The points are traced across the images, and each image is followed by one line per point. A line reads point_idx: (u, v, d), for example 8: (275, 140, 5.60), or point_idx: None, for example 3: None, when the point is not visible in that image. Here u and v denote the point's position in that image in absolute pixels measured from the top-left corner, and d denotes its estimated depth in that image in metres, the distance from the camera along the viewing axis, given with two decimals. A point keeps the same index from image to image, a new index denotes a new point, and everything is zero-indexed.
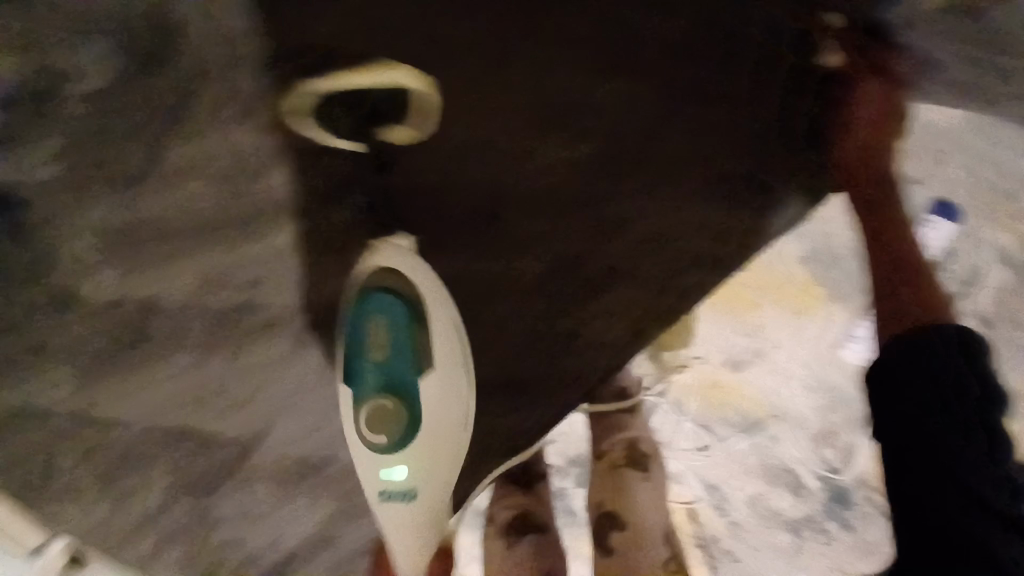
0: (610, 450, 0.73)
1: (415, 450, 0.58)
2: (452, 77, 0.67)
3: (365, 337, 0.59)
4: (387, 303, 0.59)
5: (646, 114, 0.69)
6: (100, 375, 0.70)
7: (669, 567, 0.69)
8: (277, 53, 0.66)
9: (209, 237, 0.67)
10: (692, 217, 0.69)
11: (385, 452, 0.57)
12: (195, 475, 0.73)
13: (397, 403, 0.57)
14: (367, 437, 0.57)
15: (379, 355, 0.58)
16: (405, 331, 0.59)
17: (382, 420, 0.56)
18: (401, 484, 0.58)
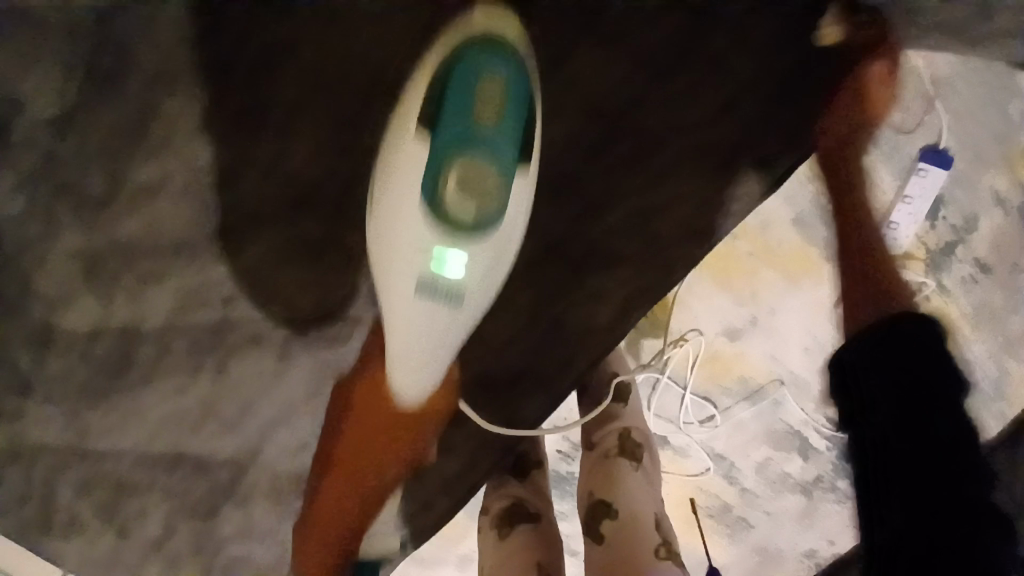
0: (603, 443, 0.83)
1: (478, 268, 0.53)
2: (405, 60, 0.61)
3: (475, 84, 0.51)
4: (495, 57, 0.52)
5: (620, 83, 0.63)
6: (91, 405, 0.68)
7: (661, 552, 0.72)
8: (214, 50, 0.60)
9: (179, 257, 0.63)
10: (676, 191, 0.65)
11: (455, 226, 0.51)
12: (196, 498, 0.72)
13: (489, 193, 0.51)
14: (446, 190, 0.51)
15: (486, 119, 0.51)
16: (517, 87, 0.52)
17: (468, 186, 0.51)
18: (450, 273, 0.52)
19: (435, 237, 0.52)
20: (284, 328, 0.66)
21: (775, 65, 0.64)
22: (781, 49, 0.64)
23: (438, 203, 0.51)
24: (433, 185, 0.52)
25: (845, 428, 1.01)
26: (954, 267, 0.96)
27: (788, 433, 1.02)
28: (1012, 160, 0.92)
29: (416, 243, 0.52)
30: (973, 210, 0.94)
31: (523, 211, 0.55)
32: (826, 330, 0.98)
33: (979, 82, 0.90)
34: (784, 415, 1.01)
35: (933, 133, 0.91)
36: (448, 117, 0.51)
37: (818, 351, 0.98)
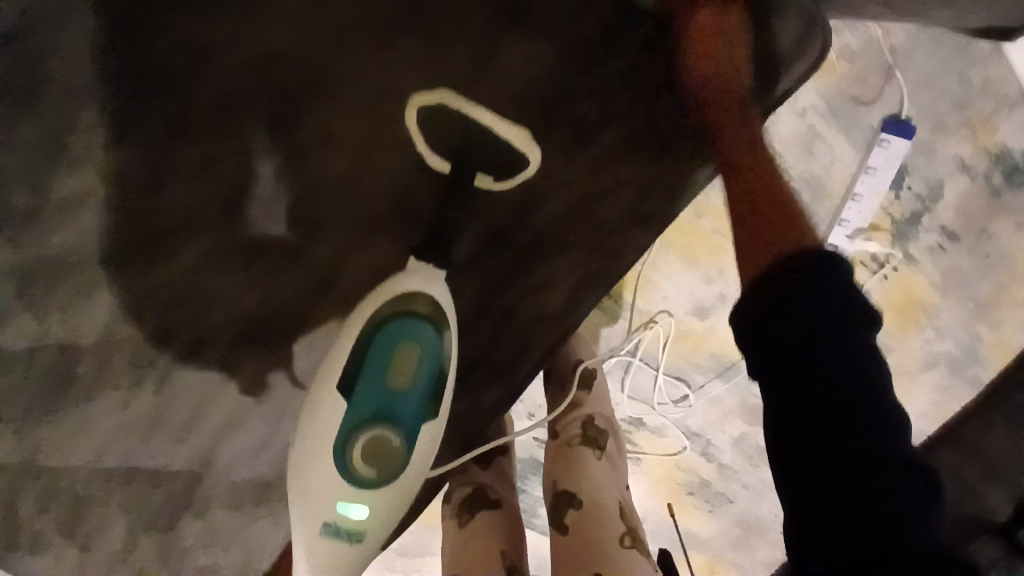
0: (567, 430, 0.85)
1: (376, 518, 0.54)
2: (329, 57, 0.60)
3: (387, 364, 0.54)
4: (407, 355, 0.54)
5: (550, 69, 0.62)
6: (37, 423, 0.67)
7: (625, 540, 0.73)
8: (127, 54, 0.58)
9: (111, 268, 0.62)
10: (615, 176, 0.64)
11: (363, 490, 0.53)
12: (155, 510, 0.71)
13: (393, 459, 0.53)
14: (357, 465, 0.53)
15: (398, 386, 0.54)
16: (424, 386, 0.54)
17: (378, 456, 0.53)
18: (353, 521, 0.54)
19: (343, 488, 0.53)
20: (228, 331, 0.65)
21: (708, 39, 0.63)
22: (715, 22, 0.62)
23: (349, 478, 0.53)
24: (344, 452, 0.53)
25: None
26: (921, 236, 0.95)
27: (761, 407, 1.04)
28: (974, 126, 0.91)
29: (323, 492, 0.53)
30: (938, 177, 0.93)
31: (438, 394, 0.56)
32: None
33: (938, 46, 0.88)
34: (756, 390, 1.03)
35: (893, 103, 0.90)
36: (366, 377, 0.54)
37: None
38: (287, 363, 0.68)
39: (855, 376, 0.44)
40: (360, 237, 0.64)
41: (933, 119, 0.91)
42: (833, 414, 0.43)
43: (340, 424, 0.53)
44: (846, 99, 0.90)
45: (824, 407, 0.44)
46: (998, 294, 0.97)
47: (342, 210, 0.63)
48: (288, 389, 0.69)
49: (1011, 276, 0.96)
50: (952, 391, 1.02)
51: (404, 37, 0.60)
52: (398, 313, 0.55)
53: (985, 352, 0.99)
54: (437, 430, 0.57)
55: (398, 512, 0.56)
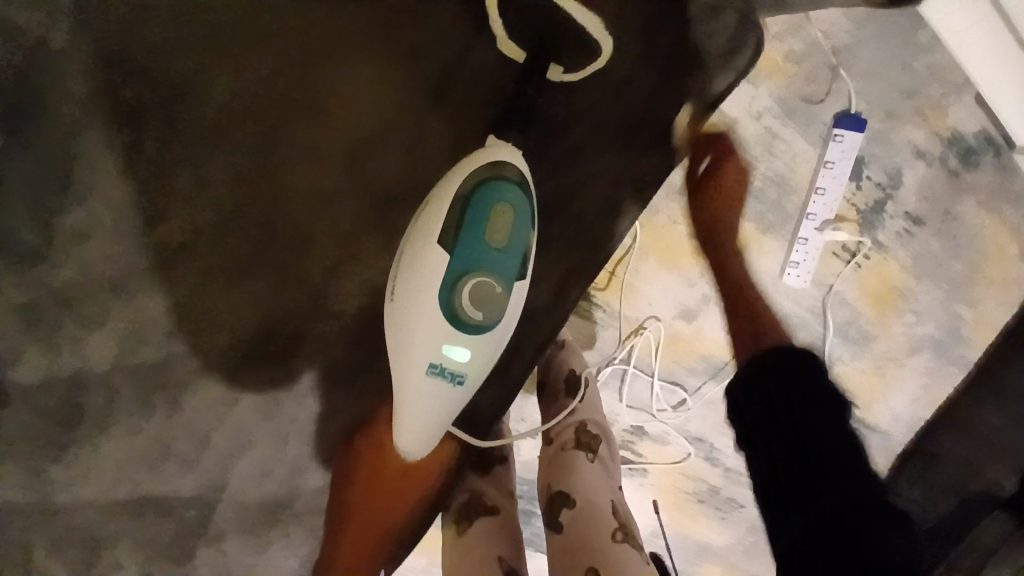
0: (561, 436, 0.86)
1: (476, 365, 0.60)
2: (314, 82, 0.65)
3: (489, 218, 0.59)
4: (506, 199, 0.60)
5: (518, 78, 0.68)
6: (48, 459, 0.68)
7: (617, 536, 0.76)
8: (125, 95, 0.62)
9: (118, 297, 0.65)
10: (588, 172, 0.69)
11: (466, 332, 0.59)
12: (168, 540, 0.73)
13: (497, 301, 0.59)
14: (463, 303, 0.58)
15: (497, 236, 0.59)
16: (521, 236, 0.61)
17: (482, 298, 0.59)
18: (457, 365, 0.59)
19: (449, 331, 0.58)
20: (230, 353, 0.68)
21: (660, 37, 0.68)
22: (661, 25, 0.68)
23: (454, 319, 0.58)
24: (450, 294, 0.58)
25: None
26: (887, 223, 1.03)
27: None
28: (925, 114, 1.01)
29: (430, 336, 0.58)
30: (897, 166, 1.02)
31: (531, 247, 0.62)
32: (779, 303, 1.04)
33: (879, 41, 0.98)
34: None
35: (844, 99, 0.98)
36: (468, 227, 0.59)
37: (774, 323, 1.03)
38: (290, 380, 0.70)
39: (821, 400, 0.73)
40: (349, 251, 0.68)
41: (886, 111, 1.00)
42: (841, 463, 0.67)
43: (446, 270, 0.58)
44: (801, 98, 0.98)
45: (813, 437, 0.70)
46: (970, 276, 1.07)
47: (328, 227, 0.67)
48: (295, 405, 0.71)
49: (979, 254, 1.06)
50: (940, 374, 1.09)
51: (378, 60, 0.66)
52: (495, 171, 0.60)
53: (969, 332, 1.08)
54: (527, 285, 0.63)
55: (492, 359, 0.62)
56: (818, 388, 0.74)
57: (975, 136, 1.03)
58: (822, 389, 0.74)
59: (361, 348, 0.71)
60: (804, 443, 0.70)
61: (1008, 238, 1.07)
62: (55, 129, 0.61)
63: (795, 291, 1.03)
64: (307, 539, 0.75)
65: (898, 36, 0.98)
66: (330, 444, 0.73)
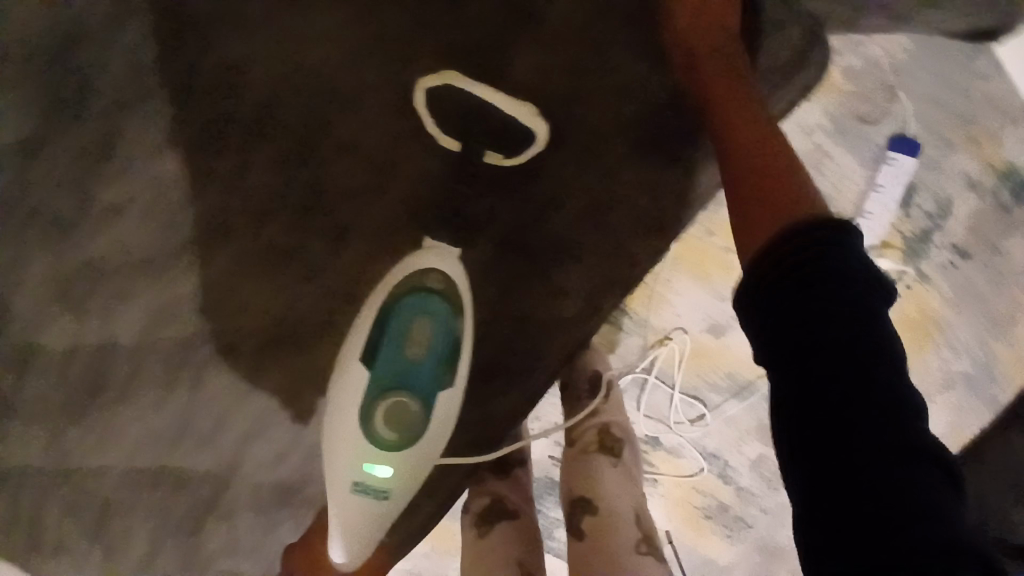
0: (583, 438, 0.86)
1: (398, 482, 0.58)
2: (358, 70, 0.64)
3: (405, 334, 0.58)
4: (424, 311, 0.58)
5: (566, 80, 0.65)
6: (72, 425, 0.70)
7: (641, 548, 0.73)
8: (169, 71, 0.62)
9: (148, 273, 0.65)
10: (629, 183, 0.67)
11: (383, 452, 0.57)
12: (180, 514, 0.73)
13: (414, 420, 0.57)
14: (377, 425, 0.57)
15: (415, 352, 0.58)
16: (442, 348, 0.59)
17: (399, 416, 0.57)
18: (377, 484, 0.58)
19: (366, 449, 0.58)
20: (256, 337, 0.68)
21: None
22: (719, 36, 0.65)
23: (371, 437, 0.57)
24: (368, 416, 0.58)
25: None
26: (932, 254, 0.99)
27: None
28: (980, 143, 0.97)
29: (350, 453, 0.58)
30: (946, 195, 0.98)
31: (456, 358, 0.60)
32: None
33: (937, 65, 0.95)
34: None
35: (897, 121, 0.96)
36: (385, 344, 0.58)
37: None
38: (310, 369, 0.69)
39: (879, 400, 0.39)
40: (380, 245, 0.66)
41: (939, 138, 0.96)
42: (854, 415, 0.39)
43: (362, 390, 0.58)
44: (852, 117, 0.96)
45: (844, 369, 0.40)
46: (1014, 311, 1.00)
47: (365, 218, 0.66)
48: (314, 394, 0.70)
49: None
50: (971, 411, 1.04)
51: (427, 51, 0.64)
52: (414, 286, 0.59)
53: (1000, 369, 1.01)
54: (455, 396, 0.60)
55: (419, 475, 0.60)
56: (856, 298, 0.41)
57: None
58: (852, 300, 0.41)
59: None
60: (837, 369, 0.40)
61: None
62: (105, 102, 0.61)
63: None
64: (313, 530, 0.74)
65: (955, 62, 0.95)
66: None
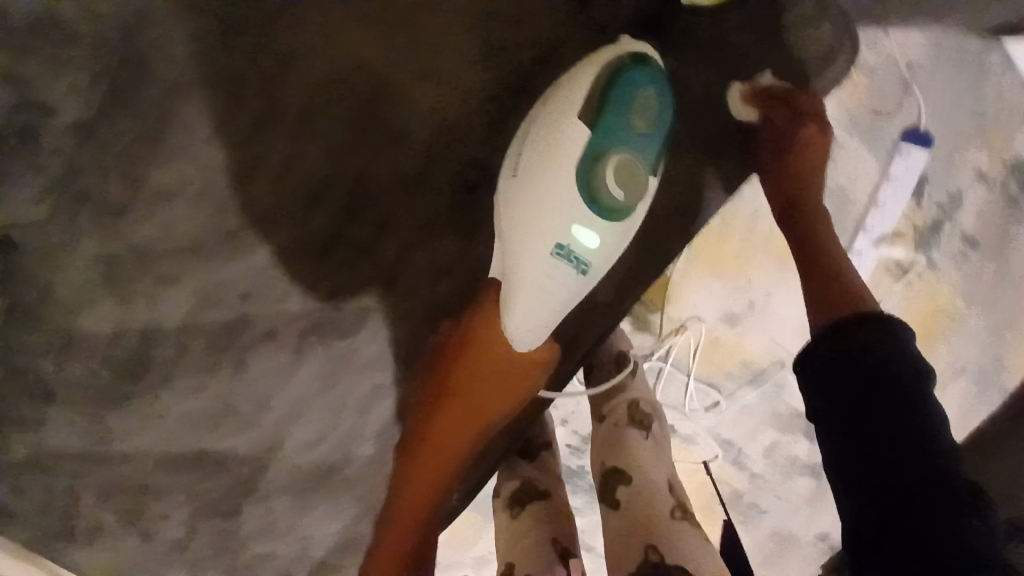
0: (614, 413, 0.88)
1: (601, 252, 0.67)
2: (411, 65, 0.67)
3: (634, 104, 0.66)
4: (647, 82, 0.67)
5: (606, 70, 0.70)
6: (116, 407, 0.71)
7: (676, 513, 0.75)
8: (229, 60, 0.63)
9: (197, 257, 0.65)
10: (661, 174, 0.75)
11: (602, 209, 0.65)
12: (220, 495, 0.76)
13: (634, 183, 0.66)
14: (606, 179, 0.65)
15: (639, 124, 0.66)
16: (657, 124, 0.67)
17: (626, 177, 0.66)
18: (587, 247, 0.66)
19: (586, 208, 0.65)
20: (304, 320, 0.69)
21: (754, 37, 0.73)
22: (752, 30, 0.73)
23: (589, 195, 0.65)
24: (597, 171, 0.65)
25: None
26: (944, 242, 1.02)
27: (793, 415, 1.06)
28: (991, 137, 0.99)
29: (567, 211, 0.64)
30: (958, 187, 1.01)
31: (663, 138, 0.70)
32: None
33: (953, 59, 0.97)
34: (786, 394, 1.05)
35: (911, 115, 0.98)
36: (614, 111, 0.65)
37: None
38: (352, 352, 0.71)
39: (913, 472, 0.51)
40: (424, 233, 0.70)
41: (949, 133, 0.99)
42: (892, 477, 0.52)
43: (593, 144, 0.65)
44: (869, 111, 0.99)
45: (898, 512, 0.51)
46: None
47: (415, 202, 0.69)
48: (359, 375, 0.72)
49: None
50: (977, 395, 1.10)
51: (475, 49, 0.69)
52: (639, 62, 0.67)
53: (1011, 358, 1.07)
54: (655, 184, 0.69)
55: (615, 248, 0.68)
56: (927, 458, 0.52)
57: None
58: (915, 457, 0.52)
59: (433, 321, 0.72)
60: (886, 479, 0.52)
61: None
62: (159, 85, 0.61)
63: None
64: (351, 507, 0.78)
65: (970, 59, 0.97)
66: (386, 417, 0.74)
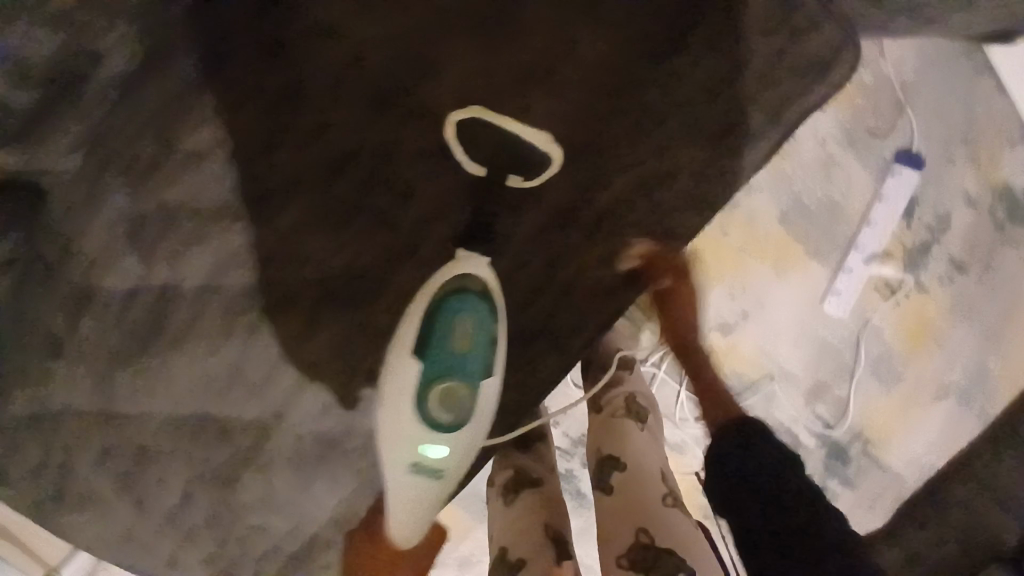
0: (611, 405, 0.89)
1: (452, 459, 0.64)
2: (440, 46, 0.70)
3: (453, 329, 0.62)
4: (463, 304, 0.62)
5: (624, 60, 0.71)
6: (124, 367, 0.72)
7: (667, 500, 0.77)
8: (280, 38, 0.69)
9: (223, 218, 0.68)
10: (675, 160, 0.71)
11: (437, 432, 0.63)
12: (218, 464, 0.77)
13: (465, 403, 0.63)
14: (430, 406, 0.62)
15: (459, 347, 0.62)
16: (487, 334, 0.63)
17: (449, 402, 0.62)
18: (436, 459, 0.63)
19: (423, 435, 0.63)
20: (318, 289, 0.71)
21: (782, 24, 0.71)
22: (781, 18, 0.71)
23: (428, 427, 0.62)
24: (421, 404, 0.62)
25: (834, 424, 1.07)
26: (930, 264, 1.07)
27: (781, 428, 1.06)
28: (977, 159, 1.07)
29: (413, 435, 0.63)
30: (945, 209, 1.07)
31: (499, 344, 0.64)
32: (816, 322, 1.05)
33: (942, 81, 1.05)
34: (776, 406, 1.05)
35: (904, 134, 1.04)
36: (437, 342, 0.62)
37: (806, 342, 1.05)
38: (363, 326, 0.72)
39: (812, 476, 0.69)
40: (440, 209, 0.70)
41: (941, 154, 1.06)
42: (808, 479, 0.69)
43: (416, 380, 0.62)
44: (865, 131, 1.04)
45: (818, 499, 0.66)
46: (1006, 321, 1.09)
47: (432, 180, 0.70)
48: (369, 348, 0.73)
49: (1012, 303, 1.09)
50: (962, 420, 1.09)
51: (503, 34, 0.70)
52: (459, 289, 0.63)
53: (993, 382, 1.09)
54: (493, 389, 0.66)
55: (467, 454, 0.65)
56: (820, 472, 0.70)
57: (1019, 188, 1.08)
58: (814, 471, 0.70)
59: None
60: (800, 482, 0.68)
61: None
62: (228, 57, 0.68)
63: (834, 319, 1.06)
64: (349, 483, 0.79)
65: (958, 82, 1.05)
66: None
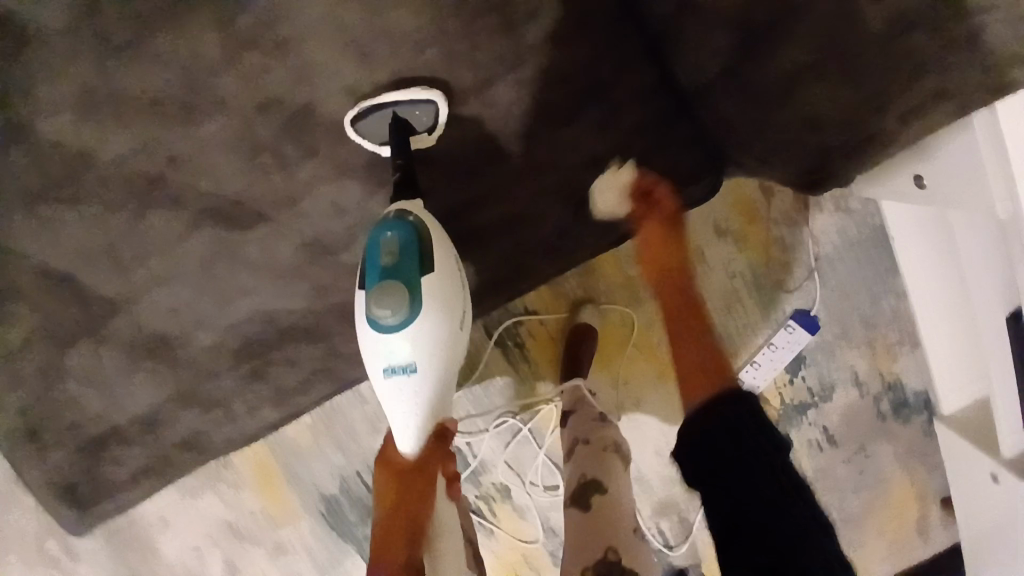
0: (599, 440, 0.83)
1: (417, 353, 0.65)
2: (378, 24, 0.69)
3: (376, 246, 0.66)
4: (381, 222, 0.67)
5: (530, 111, 0.78)
6: (12, 210, 0.76)
7: (636, 531, 0.75)
8: None
9: (141, 112, 0.71)
10: (539, 211, 0.85)
11: (394, 331, 0.65)
12: (66, 325, 0.82)
13: (406, 299, 0.64)
14: (376, 313, 0.65)
15: (388, 259, 0.66)
16: (408, 240, 0.66)
17: (389, 299, 0.64)
18: (402, 358, 0.65)
19: (380, 340, 0.65)
20: (205, 202, 0.78)
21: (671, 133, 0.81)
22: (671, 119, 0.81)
23: (383, 332, 0.65)
24: (371, 316, 0.65)
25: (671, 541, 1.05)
26: (801, 424, 1.05)
27: None
28: (875, 348, 1.02)
29: (376, 342, 0.66)
30: (832, 381, 1.03)
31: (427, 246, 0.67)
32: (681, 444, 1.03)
33: (863, 266, 1.00)
34: None
35: (807, 298, 1.01)
36: (368, 262, 0.66)
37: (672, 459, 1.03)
38: (238, 247, 0.81)
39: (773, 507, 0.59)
40: (335, 173, 0.79)
41: (841, 330, 1.02)
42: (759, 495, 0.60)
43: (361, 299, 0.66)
44: (773, 281, 1.00)
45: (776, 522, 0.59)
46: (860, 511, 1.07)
47: (334, 151, 0.77)
48: (231, 269, 0.82)
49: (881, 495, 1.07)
50: None
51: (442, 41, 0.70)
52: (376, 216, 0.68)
53: None
54: (440, 280, 0.67)
55: (431, 348, 0.66)
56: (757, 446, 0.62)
57: (914, 393, 1.04)
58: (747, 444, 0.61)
59: (308, 250, 0.83)
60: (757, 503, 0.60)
61: (914, 503, 1.07)
62: None
63: None
64: (172, 383, 0.87)
65: (882, 272, 1.00)
66: (234, 313, 0.85)
